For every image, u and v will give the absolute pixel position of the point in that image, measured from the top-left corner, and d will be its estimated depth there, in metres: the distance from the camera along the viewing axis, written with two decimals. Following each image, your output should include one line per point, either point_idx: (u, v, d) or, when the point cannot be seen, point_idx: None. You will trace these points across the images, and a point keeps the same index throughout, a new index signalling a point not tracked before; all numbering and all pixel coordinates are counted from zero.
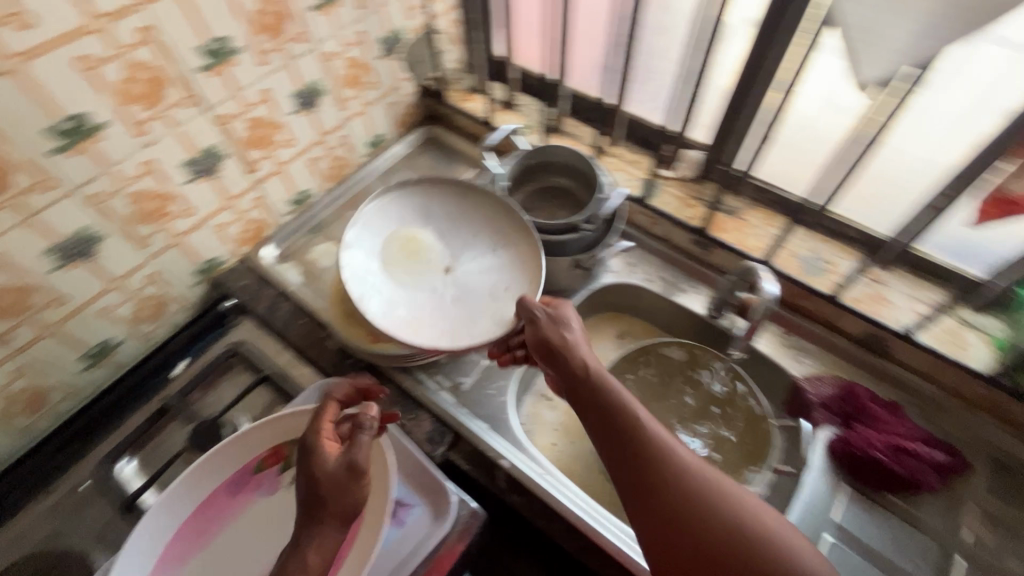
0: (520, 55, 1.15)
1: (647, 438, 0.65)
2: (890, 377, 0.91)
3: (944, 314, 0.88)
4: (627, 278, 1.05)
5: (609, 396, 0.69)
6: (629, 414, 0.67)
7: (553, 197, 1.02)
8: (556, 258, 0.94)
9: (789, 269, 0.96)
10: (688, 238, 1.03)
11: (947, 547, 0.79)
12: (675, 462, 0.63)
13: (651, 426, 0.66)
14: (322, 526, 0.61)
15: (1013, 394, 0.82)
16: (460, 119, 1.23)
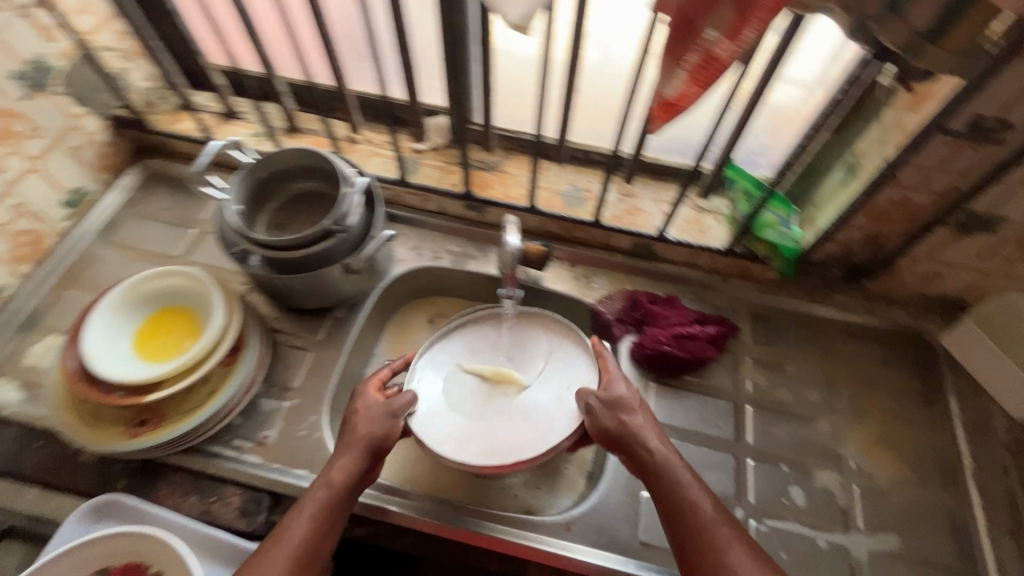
0: (216, 56, 1.04)
1: (642, 451, 0.71)
2: (662, 275, 1.02)
3: (685, 207, 1.01)
4: (417, 263, 1.03)
5: (681, 486, 0.68)
6: (640, 435, 0.72)
7: (306, 205, 0.94)
8: (325, 267, 0.87)
9: (552, 206, 1.01)
10: (461, 206, 1.04)
11: (737, 402, 0.91)
12: (659, 470, 0.70)
13: (649, 441, 0.72)
14: (348, 449, 0.73)
15: (748, 257, 0.95)
16: (179, 145, 1.08)
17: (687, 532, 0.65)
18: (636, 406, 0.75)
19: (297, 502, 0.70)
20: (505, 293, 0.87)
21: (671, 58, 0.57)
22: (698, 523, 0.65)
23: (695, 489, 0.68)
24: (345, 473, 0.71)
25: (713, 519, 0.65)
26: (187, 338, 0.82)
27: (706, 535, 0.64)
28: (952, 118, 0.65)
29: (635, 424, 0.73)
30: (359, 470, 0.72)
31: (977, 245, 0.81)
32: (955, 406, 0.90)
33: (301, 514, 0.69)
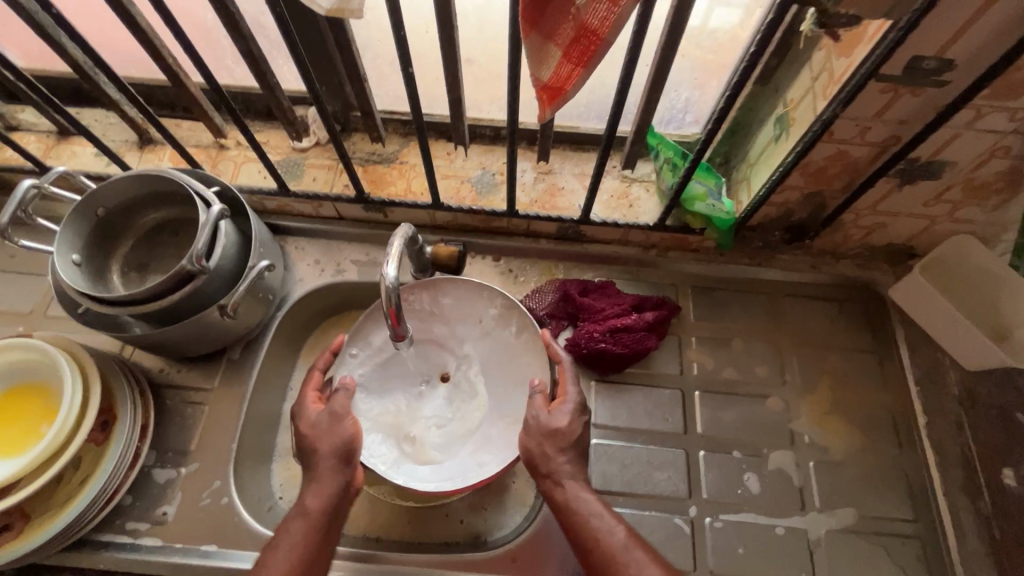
0: (30, 60, 0.88)
1: (562, 489, 0.64)
2: (593, 257, 0.92)
3: (609, 179, 0.90)
4: (320, 281, 0.90)
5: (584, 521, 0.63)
6: (564, 469, 0.65)
7: (169, 236, 0.80)
8: (198, 311, 0.75)
9: (461, 197, 0.89)
10: (359, 208, 0.90)
11: (683, 391, 0.84)
12: (574, 510, 0.64)
13: (564, 479, 0.65)
14: (323, 471, 0.64)
15: (680, 231, 0.86)
16: (10, 177, 0.90)
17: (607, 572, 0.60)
18: (574, 432, 0.66)
19: (278, 528, 0.63)
20: (392, 332, 0.65)
21: (539, 34, 0.45)
22: (620, 564, 0.60)
23: (616, 529, 0.62)
24: (321, 497, 0.63)
25: (635, 555, 0.60)
26: (42, 422, 0.70)
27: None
28: (885, 65, 0.55)
29: (557, 460, 0.65)
30: (337, 489, 0.64)
31: (922, 192, 0.73)
32: (907, 361, 0.85)
33: (286, 537, 0.62)
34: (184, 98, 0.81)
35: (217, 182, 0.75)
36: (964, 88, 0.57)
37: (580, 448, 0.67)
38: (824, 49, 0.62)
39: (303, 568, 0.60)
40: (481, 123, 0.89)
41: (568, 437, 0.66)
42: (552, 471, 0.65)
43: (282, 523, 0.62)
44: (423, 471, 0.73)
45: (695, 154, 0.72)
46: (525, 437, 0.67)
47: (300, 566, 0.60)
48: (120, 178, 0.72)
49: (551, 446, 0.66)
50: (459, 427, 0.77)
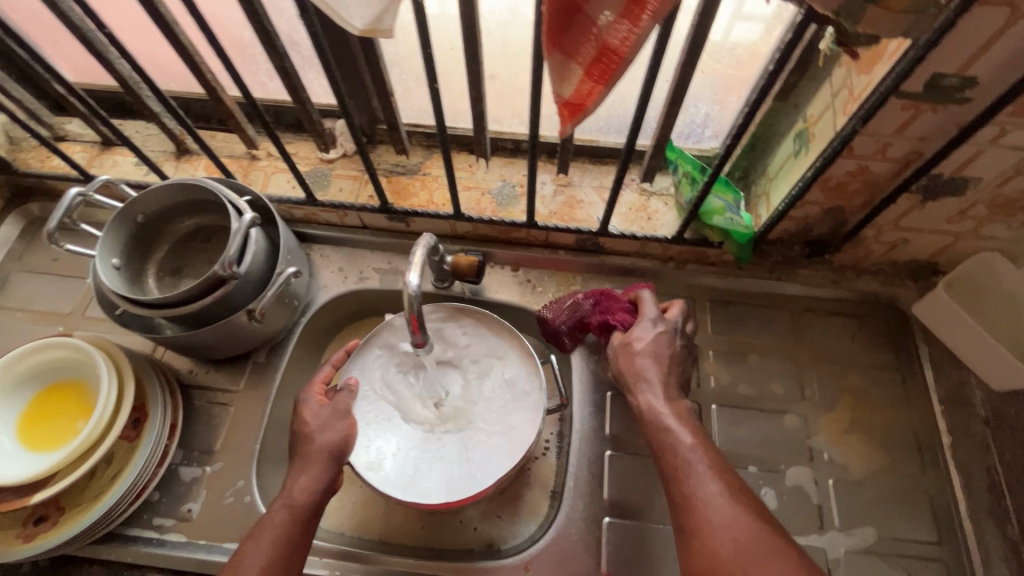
0: (78, 74, 0.93)
1: (637, 394, 0.67)
2: (610, 269, 0.93)
3: (628, 191, 0.91)
4: (343, 288, 0.93)
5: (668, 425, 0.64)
6: (642, 376, 0.68)
7: (201, 243, 0.84)
8: (228, 315, 0.77)
9: (482, 208, 0.90)
10: (383, 218, 0.92)
11: (700, 404, 0.84)
12: (654, 420, 0.64)
13: (651, 381, 0.67)
14: (309, 462, 0.64)
15: (698, 244, 0.86)
16: (57, 184, 0.95)
17: (670, 480, 0.60)
18: (660, 348, 0.70)
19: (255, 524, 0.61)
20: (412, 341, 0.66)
21: (562, 54, 0.46)
22: (679, 469, 0.59)
23: (687, 438, 0.62)
24: (308, 491, 0.62)
25: (696, 463, 0.59)
26: (79, 418, 0.73)
27: (689, 485, 0.58)
28: (905, 82, 0.55)
29: (647, 369, 0.69)
30: (322, 484, 0.63)
31: (945, 209, 0.73)
32: (930, 380, 0.84)
33: (260, 543, 0.59)
34: (220, 111, 0.85)
35: (249, 191, 0.79)
36: (988, 105, 0.56)
37: (664, 361, 0.69)
38: (844, 66, 0.63)
39: (282, 559, 0.58)
40: (502, 136, 0.91)
41: (637, 350, 0.70)
42: (636, 380, 0.68)
43: (261, 518, 0.60)
44: (510, 440, 0.76)
45: (715, 168, 0.73)
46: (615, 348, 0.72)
47: (280, 558, 0.58)
48: (159, 186, 0.76)
49: (636, 359, 0.69)
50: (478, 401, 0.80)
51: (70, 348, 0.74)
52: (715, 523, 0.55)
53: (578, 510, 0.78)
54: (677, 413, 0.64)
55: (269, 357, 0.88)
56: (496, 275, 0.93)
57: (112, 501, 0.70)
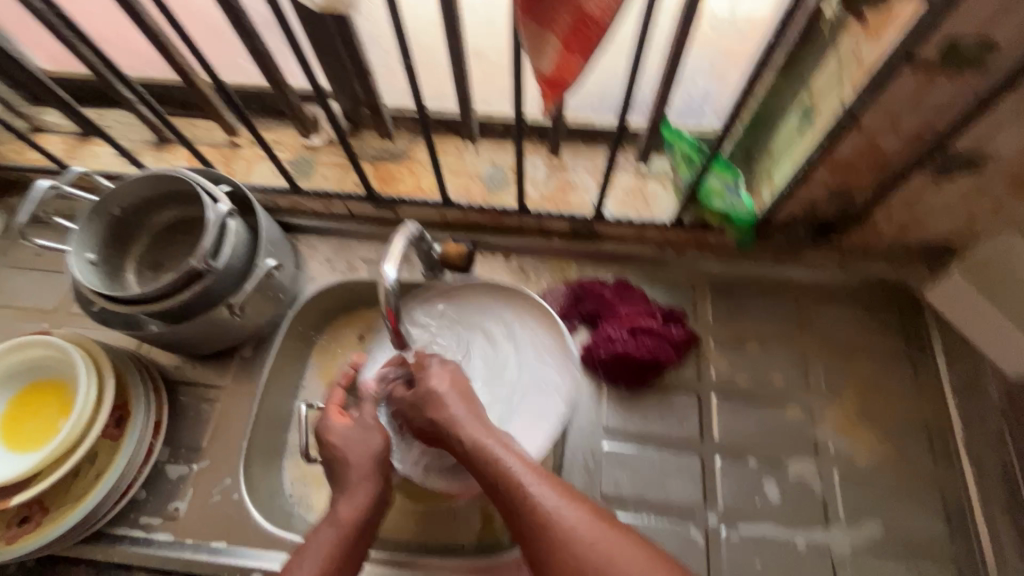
0: (53, 62, 0.89)
1: (463, 443, 0.59)
2: (607, 256, 0.89)
3: (624, 174, 0.87)
4: (331, 279, 0.90)
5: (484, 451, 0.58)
6: (447, 419, 0.60)
7: (182, 236, 0.81)
8: (208, 310, 0.75)
9: (471, 194, 0.87)
10: (369, 206, 0.89)
11: (699, 396, 0.81)
12: (480, 455, 0.58)
13: (463, 424, 0.60)
14: (351, 486, 0.61)
15: (698, 229, 0.82)
16: (35, 178, 0.93)
17: (523, 517, 0.52)
18: (455, 386, 0.63)
19: (304, 538, 0.59)
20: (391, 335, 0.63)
21: (535, 23, 0.43)
22: (521, 492, 0.54)
23: (526, 469, 0.56)
24: (355, 507, 0.60)
25: (539, 488, 0.54)
26: (59, 418, 0.71)
27: (541, 512, 0.52)
28: (917, 48, 0.51)
29: (451, 411, 0.61)
30: (369, 500, 0.61)
31: (960, 187, 0.68)
32: (943, 368, 0.80)
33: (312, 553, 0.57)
34: (196, 98, 0.82)
35: (226, 181, 0.76)
36: (1009, 71, 0.52)
37: (455, 394, 0.62)
38: (851, 34, 0.58)
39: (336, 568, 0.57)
40: (491, 118, 0.87)
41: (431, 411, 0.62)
42: (452, 429, 0.60)
43: (314, 535, 0.58)
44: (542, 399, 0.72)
45: (714, 147, 0.68)
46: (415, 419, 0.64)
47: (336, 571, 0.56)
48: (135, 178, 0.73)
49: (434, 409, 0.62)
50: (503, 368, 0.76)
51: (51, 345, 0.71)
52: (584, 546, 0.50)
53: None
54: (501, 442, 0.58)
55: (259, 352, 0.86)
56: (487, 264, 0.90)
57: (96, 500, 0.70)
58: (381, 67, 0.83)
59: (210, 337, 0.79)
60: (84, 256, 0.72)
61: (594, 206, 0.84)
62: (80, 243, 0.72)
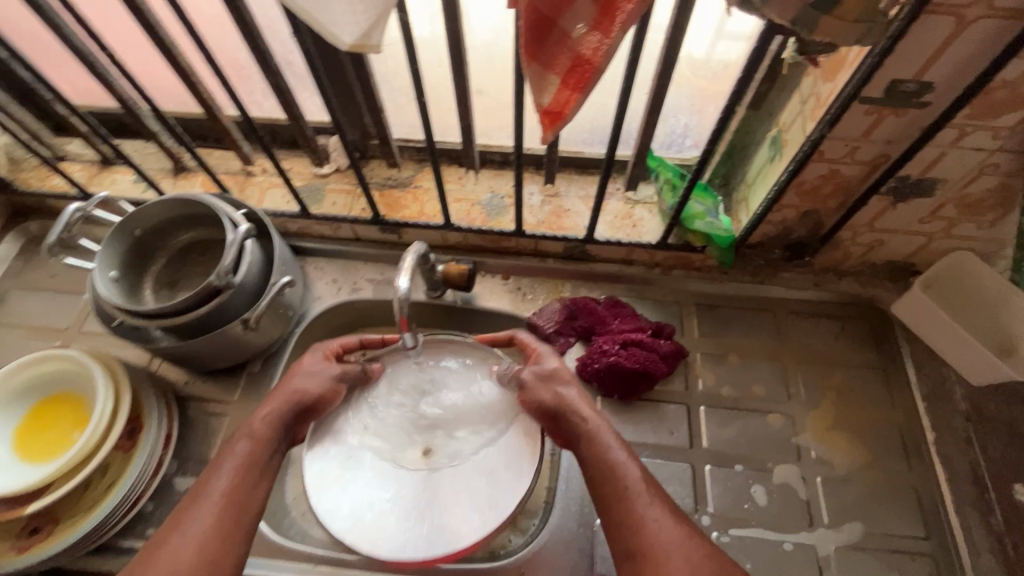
0: (78, 96, 0.94)
1: (574, 425, 0.65)
2: (599, 275, 0.96)
3: (613, 200, 0.94)
4: (337, 298, 0.95)
5: (594, 436, 0.64)
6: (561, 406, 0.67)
7: (197, 256, 0.85)
8: (223, 326, 0.79)
9: (472, 218, 0.93)
10: (375, 230, 0.95)
11: (688, 406, 0.86)
12: (592, 440, 0.64)
13: (581, 409, 0.66)
14: (274, 398, 0.66)
15: (683, 249, 0.89)
16: (56, 203, 0.98)
17: (617, 509, 0.59)
18: (566, 379, 0.69)
19: (218, 455, 0.62)
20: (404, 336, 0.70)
21: (539, 64, 0.49)
22: (617, 473, 0.61)
23: (621, 452, 0.63)
24: (270, 423, 0.64)
25: (644, 490, 0.60)
26: (75, 430, 0.74)
27: (634, 510, 0.59)
28: (865, 88, 0.59)
29: (569, 399, 0.67)
30: (284, 424, 0.65)
31: (916, 209, 0.76)
32: (913, 378, 0.85)
33: (227, 463, 0.60)
34: (217, 129, 0.88)
35: (244, 207, 0.81)
36: (945, 109, 0.60)
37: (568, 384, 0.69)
38: (811, 76, 0.66)
39: (240, 484, 0.58)
40: (490, 149, 0.94)
41: (559, 395, 0.67)
42: (568, 409, 0.66)
43: (223, 448, 0.61)
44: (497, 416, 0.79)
45: (692, 174, 0.76)
46: (527, 396, 0.70)
47: (237, 485, 0.58)
48: (158, 201, 0.78)
49: (555, 394, 0.68)
50: (471, 429, 0.80)
51: (71, 359, 0.74)
52: (665, 543, 0.56)
53: (571, 513, 0.79)
54: (613, 434, 0.65)
55: (269, 368, 0.90)
56: (486, 284, 0.96)
57: (108, 511, 0.71)
58: (390, 103, 0.91)
59: (220, 354, 0.83)
60: (112, 270, 0.77)
61: (586, 229, 0.90)
62: (111, 255, 0.77)
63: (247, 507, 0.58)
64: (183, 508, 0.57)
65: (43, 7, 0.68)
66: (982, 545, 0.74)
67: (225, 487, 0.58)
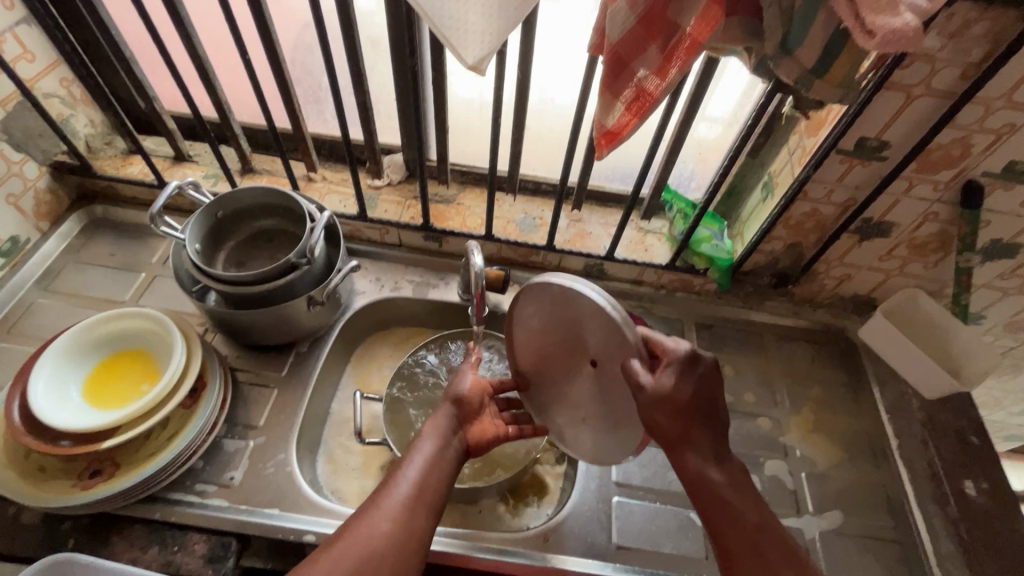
0: (170, 101, 1.06)
1: (689, 459, 0.65)
2: (612, 291, 1.10)
3: (629, 228, 1.10)
4: (380, 294, 1.05)
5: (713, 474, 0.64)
6: (696, 426, 0.64)
7: (264, 242, 0.95)
8: (288, 301, 0.88)
9: (508, 232, 1.07)
10: (420, 237, 1.07)
11: None
12: (708, 482, 0.64)
13: (698, 444, 0.65)
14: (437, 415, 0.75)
15: (689, 271, 1.04)
16: (127, 190, 1.07)
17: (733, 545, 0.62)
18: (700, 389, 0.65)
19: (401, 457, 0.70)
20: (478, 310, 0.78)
21: (610, 93, 0.65)
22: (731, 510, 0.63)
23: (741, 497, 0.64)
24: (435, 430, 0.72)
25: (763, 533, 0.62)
26: (143, 381, 0.80)
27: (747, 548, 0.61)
28: (840, 141, 0.77)
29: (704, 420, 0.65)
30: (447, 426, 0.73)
31: (878, 248, 0.94)
32: (878, 394, 1.00)
33: (409, 469, 0.67)
34: (295, 137, 1.01)
35: (318, 203, 0.92)
36: (898, 161, 0.79)
37: (705, 401, 0.65)
38: (797, 133, 0.86)
39: (433, 477, 0.67)
40: (527, 177, 1.10)
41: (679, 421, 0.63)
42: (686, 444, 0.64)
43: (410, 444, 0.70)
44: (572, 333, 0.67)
45: (702, 205, 0.93)
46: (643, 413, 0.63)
47: (430, 476, 0.67)
48: (246, 188, 0.89)
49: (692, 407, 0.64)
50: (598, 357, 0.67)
51: (145, 320, 0.81)
52: None
53: (590, 490, 0.86)
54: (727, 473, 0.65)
55: (314, 351, 0.97)
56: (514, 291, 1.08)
57: (167, 460, 0.75)
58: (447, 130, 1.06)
59: (277, 329, 0.90)
60: (190, 239, 0.85)
61: (607, 248, 1.05)
62: (189, 228, 0.85)
63: (441, 493, 0.67)
64: (379, 489, 0.65)
65: (185, 19, 0.82)
66: (941, 532, 0.85)
67: (421, 480, 0.66)
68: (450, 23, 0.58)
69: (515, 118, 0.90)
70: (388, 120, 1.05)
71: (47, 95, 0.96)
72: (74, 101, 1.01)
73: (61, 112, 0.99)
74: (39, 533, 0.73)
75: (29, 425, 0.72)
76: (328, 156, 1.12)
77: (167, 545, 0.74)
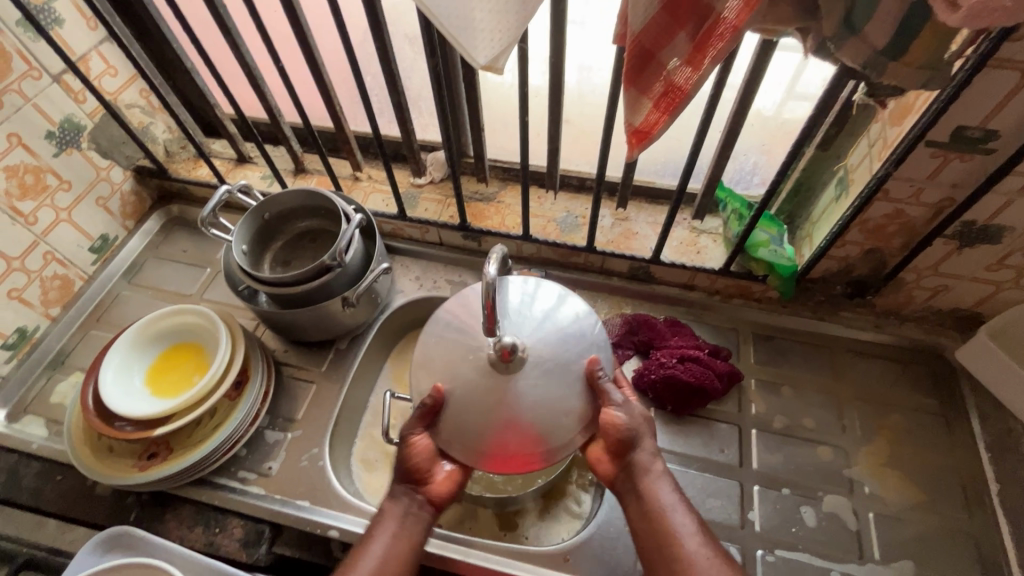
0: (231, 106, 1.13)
1: (644, 478, 0.68)
2: (659, 296, 1.02)
3: (680, 228, 1.01)
4: (418, 293, 1.05)
5: (648, 483, 0.68)
6: (640, 447, 0.69)
7: (308, 243, 0.98)
8: (325, 301, 0.90)
9: (547, 233, 1.02)
10: (459, 236, 1.06)
11: (741, 427, 0.88)
12: (651, 497, 0.67)
13: (648, 462, 0.69)
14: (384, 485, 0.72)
15: (749, 277, 0.94)
16: (199, 190, 1.16)
17: (665, 551, 0.65)
18: (647, 425, 0.70)
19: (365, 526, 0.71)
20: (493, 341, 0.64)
21: (635, 89, 0.58)
22: (667, 518, 0.66)
23: (680, 509, 0.67)
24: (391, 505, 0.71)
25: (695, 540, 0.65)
26: (195, 373, 0.87)
27: (682, 552, 0.64)
28: (931, 131, 0.64)
29: (648, 455, 0.69)
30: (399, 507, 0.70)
31: (984, 256, 0.78)
32: (976, 428, 0.85)
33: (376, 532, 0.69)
34: (339, 138, 1.04)
35: (357, 205, 0.94)
36: (1010, 154, 0.64)
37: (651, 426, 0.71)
38: (879, 121, 0.73)
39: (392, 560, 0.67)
40: (570, 173, 1.05)
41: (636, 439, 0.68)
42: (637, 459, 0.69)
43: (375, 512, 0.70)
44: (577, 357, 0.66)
45: (760, 205, 0.82)
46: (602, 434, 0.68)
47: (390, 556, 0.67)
48: (287, 191, 0.92)
49: (629, 448, 0.69)
50: (561, 344, 0.66)
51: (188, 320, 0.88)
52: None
53: (617, 510, 0.81)
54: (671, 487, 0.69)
55: (351, 348, 1.00)
56: None
57: (211, 448, 0.80)
58: (488, 127, 1.03)
59: (318, 326, 0.93)
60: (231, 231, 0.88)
61: (652, 250, 0.97)
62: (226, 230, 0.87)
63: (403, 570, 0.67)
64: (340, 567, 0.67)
65: (232, 30, 0.86)
66: None
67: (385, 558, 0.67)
68: (456, 22, 0.51)
69: (550, 113, 0.85)
70: (428, 118, 1.05)
71: (126, 106, 1.05)
72: (153, 109, 1.11)
73: (141, 121, 1.09)
74: (108, 504, 0.82)
75: (98, 409, 0.80)
76: (374, 155, 1.14)
77: (211, 526, 0.81)
